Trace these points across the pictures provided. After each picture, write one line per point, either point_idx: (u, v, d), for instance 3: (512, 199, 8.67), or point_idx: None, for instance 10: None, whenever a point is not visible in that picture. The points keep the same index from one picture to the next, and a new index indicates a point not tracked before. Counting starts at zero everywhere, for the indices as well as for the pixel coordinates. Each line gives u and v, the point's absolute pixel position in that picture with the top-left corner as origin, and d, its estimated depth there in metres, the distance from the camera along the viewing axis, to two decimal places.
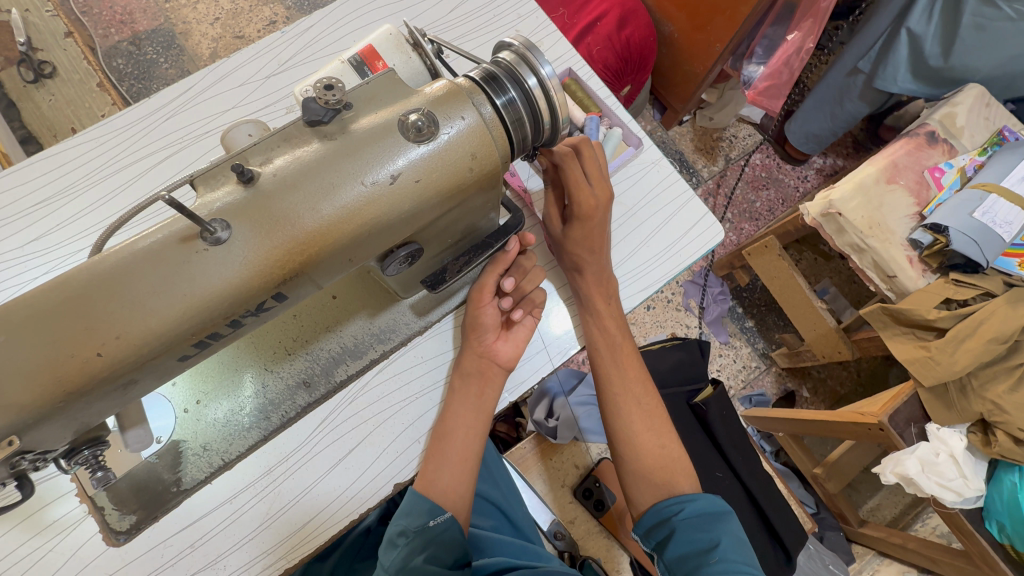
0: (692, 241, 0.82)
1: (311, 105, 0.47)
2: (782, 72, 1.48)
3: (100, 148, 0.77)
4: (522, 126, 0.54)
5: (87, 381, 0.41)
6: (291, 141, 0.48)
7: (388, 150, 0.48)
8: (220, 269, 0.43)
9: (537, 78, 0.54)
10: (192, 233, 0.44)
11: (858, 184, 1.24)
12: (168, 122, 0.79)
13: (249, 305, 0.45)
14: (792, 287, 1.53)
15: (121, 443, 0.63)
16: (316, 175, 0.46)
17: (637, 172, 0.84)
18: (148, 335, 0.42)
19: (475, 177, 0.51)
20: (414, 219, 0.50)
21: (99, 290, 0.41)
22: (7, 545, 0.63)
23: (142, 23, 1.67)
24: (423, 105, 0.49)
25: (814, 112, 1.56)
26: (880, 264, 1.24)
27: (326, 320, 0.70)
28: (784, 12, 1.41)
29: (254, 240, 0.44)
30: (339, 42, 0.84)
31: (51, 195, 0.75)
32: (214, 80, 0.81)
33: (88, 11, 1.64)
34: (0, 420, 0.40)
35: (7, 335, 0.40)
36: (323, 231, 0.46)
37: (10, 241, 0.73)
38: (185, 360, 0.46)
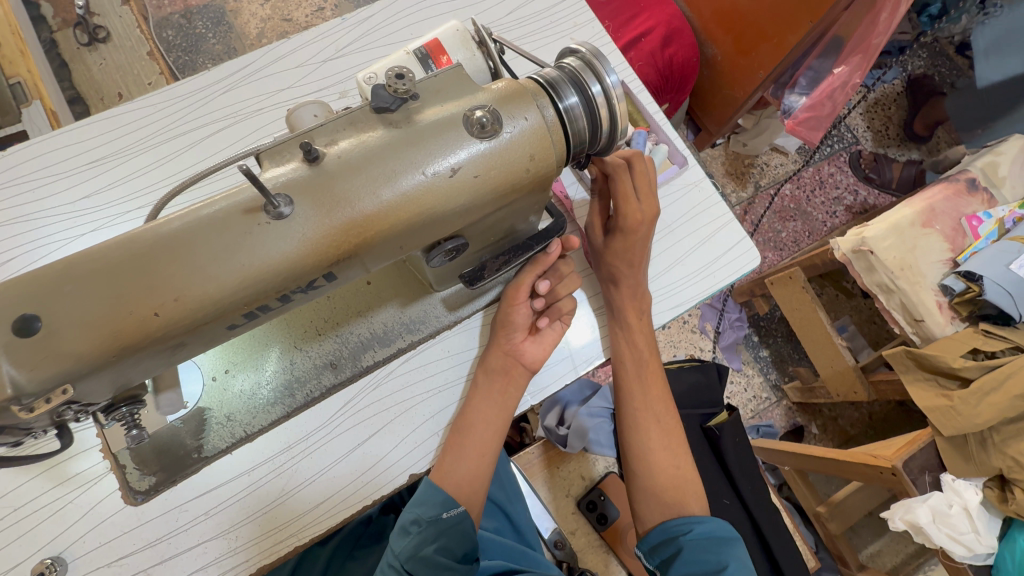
0: (727, 264, 0.82)
1: (380, 93, 0.48)
2: (825, 105, 1.50)
3: (156, 114, 0.79)
4: (582, 132, 0.54)
5: (142, 339, 0.42)
6: (356, 126, 0.48)
7: (450, 142, 0.48)
8: (280, 243, 0.44)
9: (602, 86, 0.54)
10: (256, 205, 0.44)
11: (893, 224, 1.25)
12: (224, 95, 0.81)
13: (301, 281, 0.46)
14: (812, 320, 1.52)
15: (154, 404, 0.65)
16: (379, 161, 0.47)
17: (678, 191, 0.84)
18: (207, 301, 0.43)
19: (531, 177, 0.52)
20: (467, 213, 0.51)
21: (161, 253, 0.42)
22: (30, 492, 0.64)
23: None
24: (488, 102, 0.50)
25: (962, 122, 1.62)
26: (908, 307, 1.24)
27: (358, 305, 0.72)
28: (832, 45, 1.42)
29: (314, 218, 0.45)
30: (397, 33, 0.86)
31: (106, 154, 0.77)
32: (272, 59, 0.83)
33: None
34: (56, 366, 0.40)
35: (71, 286, 0.41)
36: (380, 216, 0.47)
37: (63, 196, 0.74)
38: (232, 329, 0.47)
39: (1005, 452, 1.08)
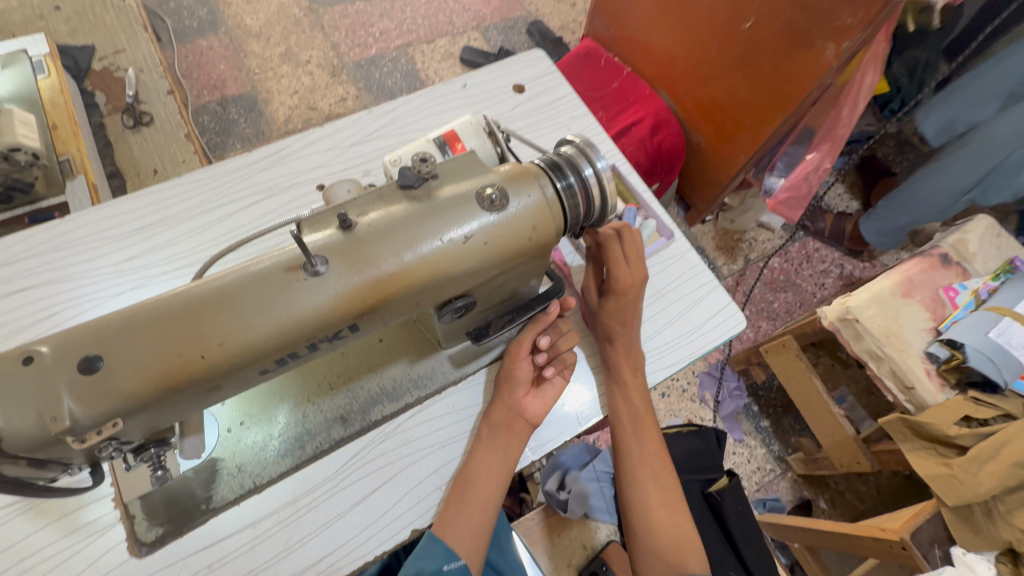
0: (714, 327, 0.87)
1: (406, 173, 0.57)
2: (802, 185, 1.64)
3: (201, 189, 0.89)
4: (577, 208, 0.62)
5: (187, 379, 0.47)
6: (384, 200, 0.57)
7: (464, 214, 0.56)
8: (315, 297, 0.50)
9: (594, 169, 0.63)
10: (296, 264, 0.51)
11: (875, 294, 1.33)
12: (261, 174, 0.91)
13: (328, 331, 0.52)
14: (809, 388, 1.58)
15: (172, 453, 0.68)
16: (403, 228, 0.54)
17: (666, 261, 0.92)
18: (247, 347, 0.48)
19: (533, 245, 0.60)
20: (476, 274, 0.58)
21: (210, 303, 0.48)
22: (40, 541, 0.66)
23: (230, 91, 2.34)
24: (497, 181, 0.59)
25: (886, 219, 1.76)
26: (898, 374, 1.29)
27: (370, 361, 0.78)
28: (804, 134, 1.58)
29: (344, 276, 0.52)
30: (417, 123, 0.98)
31: (152, 223, 0.85)
32: (306, 143, 0.94)
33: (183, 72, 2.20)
34: (108, 402, 0.44)
35: (129, 330, 0.46)
36: (401, 275, 0.54)
37: (108, 259, 0.82)
38: (264, 374, 0.52)
39: (1012, 524, 1.06)
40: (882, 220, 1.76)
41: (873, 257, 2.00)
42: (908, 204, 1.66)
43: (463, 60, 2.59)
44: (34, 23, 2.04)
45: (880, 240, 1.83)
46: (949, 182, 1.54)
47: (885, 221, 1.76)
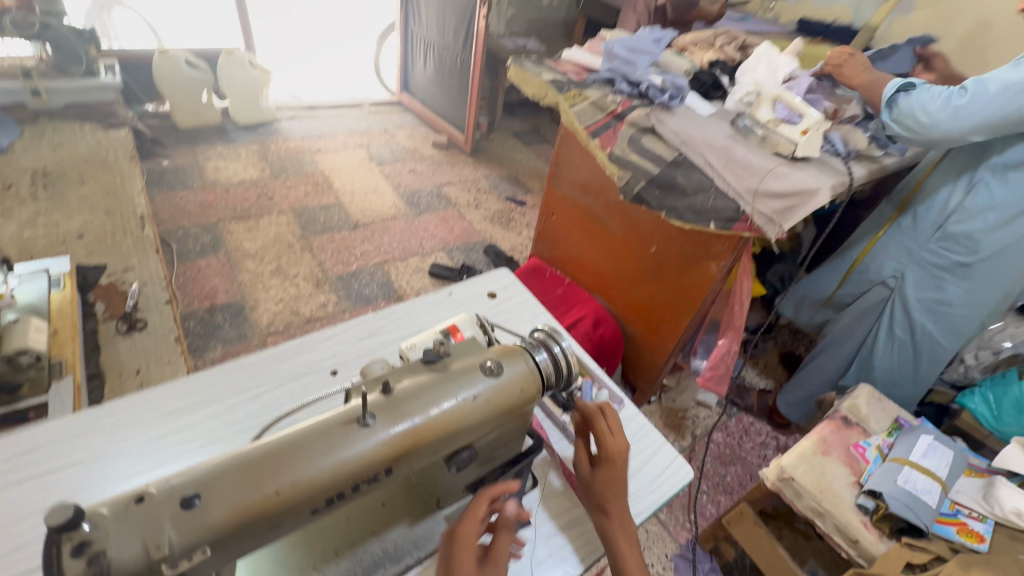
0: (669, 476, 1.04)
1: (429, 352, 0.79)
2: (721, 364, 1.98)
3: (230, 375, 1.05)
4: (552, 374, 0.85)
5: (262, 513, 0.58)
6: (413, 372, 0.77)
7: (472, 379, 0.78)
8: (365, 442, 0.66)
9: (561, 347, 0.88)
10: (352, 418, 0.68)
11: (800, 454, 1.55)
12: (285, 362, 1.10)
13: (372, 473, 0.66)
14: (776, 559, 1.63)
15: None
16: (429, 390, 0.74)
17: (621, 422, 1.12)
18: (312, 484, 0.61)
19: (522, 402, 0.80)
20: (481, 425, 0.76)
21: (286, 449, 0.62)
22: None
23: (221, 300, 2.63)
24: (494, 356, 0.82)
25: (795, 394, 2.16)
26: (842, 528, 1.42)
27: (373, 524, 0.86)
28: (712, 324, 2.01)
29: (388, 426, 0.68)
30: (416, 320, 1.25)
31: (182, 406, 0.98)
32: (325, 337, 1.16)
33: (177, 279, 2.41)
34: (199, 534, 0.54)
35: (223, 472, 0.58)
36: (428, 425, 0.71)
37: (137, 439, 0.91)
38: (314, 513, 0.63)
39: None
40: (789, 394, 2.18)
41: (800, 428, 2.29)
42: (808, 377, 2.10)
43: (431, 273, 3.08)
44: (55, 247, 2.38)
45: (794, 413, 2.20)
46: (829, 359, 2.03)
47: (794, 395, 2.17)
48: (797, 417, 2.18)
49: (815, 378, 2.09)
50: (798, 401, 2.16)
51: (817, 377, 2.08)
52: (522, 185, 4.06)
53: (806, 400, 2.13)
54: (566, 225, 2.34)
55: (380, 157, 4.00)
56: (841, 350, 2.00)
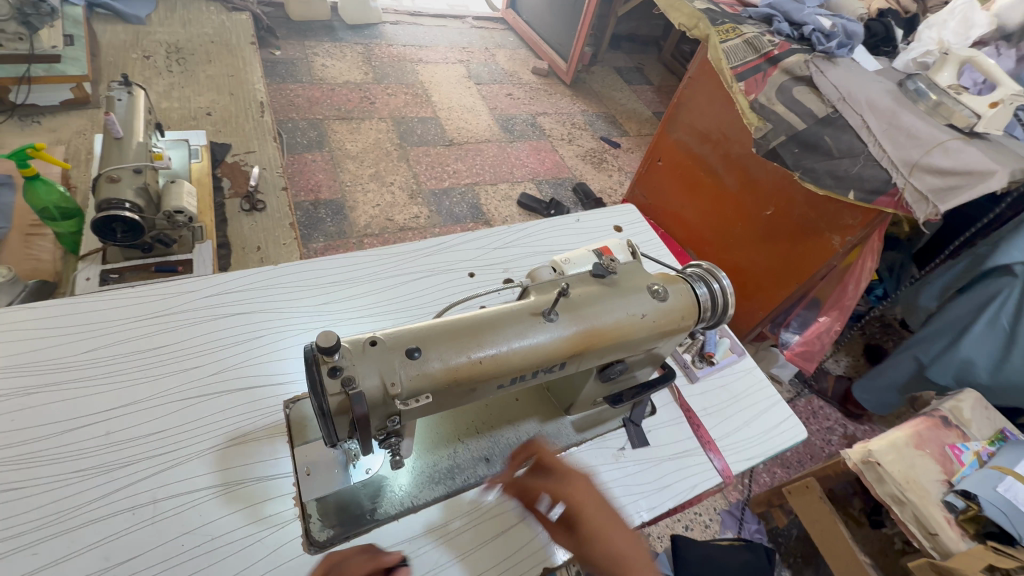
0: (782, 431, 1.05)
1: (600, 266, 0.81)
2: (815, 342, 1.93)
3: (380, 261, 1.12)
4: (709, 309, 0.86)
5: (467, 375, 0.65)
6: (584, 281, 0.80)
7: (640, 299, 0.80)
8: (550, 335, 0.71)
9: (721, 284, 0.87)
10: (537, 311, 0.72)
11: (891, 442, 1.52)
12: (426, 258, 1.16)
13: (550, 363, 0.72)
14: (834, 534, 1.66)
15: (342, 463, 0.82)
16: (602, 301, 0.77)
17: (737, 373, 1.13)
18: (505, 362, 0.67)
19: (680, 329, 0.82)
20: (642, 342, 0.80)
21: (486, 327, 0.68)
22: (228, 525, 0.74)
23: (325, 196, 2.78)
24: (659, 281, 0.84)
25: (874, 382, 2.04)
26: (921, 519, 1.41)
27: (509, 414, 0.94)
28: (813, 302, 1.92)
29: (568, 325, 0.73)
30: (544, 240, 1.27)
31: (341, 280, 1.07)
32: (461, 241, 1.21)
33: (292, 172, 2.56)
34: (421, 383, 0.62)
35: (437, 335, 0.65)
36: (600, 332, 0.75)
37: (305, 301, 1.02)
38: (500, 388, 0.70)
39: None
40: (865, 380, 2.07)
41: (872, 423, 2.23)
42: (888, 364, 1.97)
43: (519, 202, 3.08)
44: (187, 122, 2.52)
45: (869, 401, 2.07)
46: (912, 349, 1.88)
47: (873, 381, 2.04)
48: (872, 404, 2.05)
49: (896, 364, 1.95)
50: (876, 388, 2.03)
51: (898, 364, 1.94)
52: (618, 126, 3.88)
53: (885, 388, 2.00)
54: (672, 174, 2.24)
55: (479, 76, 3.90)
56: (931, 339, 1.83)
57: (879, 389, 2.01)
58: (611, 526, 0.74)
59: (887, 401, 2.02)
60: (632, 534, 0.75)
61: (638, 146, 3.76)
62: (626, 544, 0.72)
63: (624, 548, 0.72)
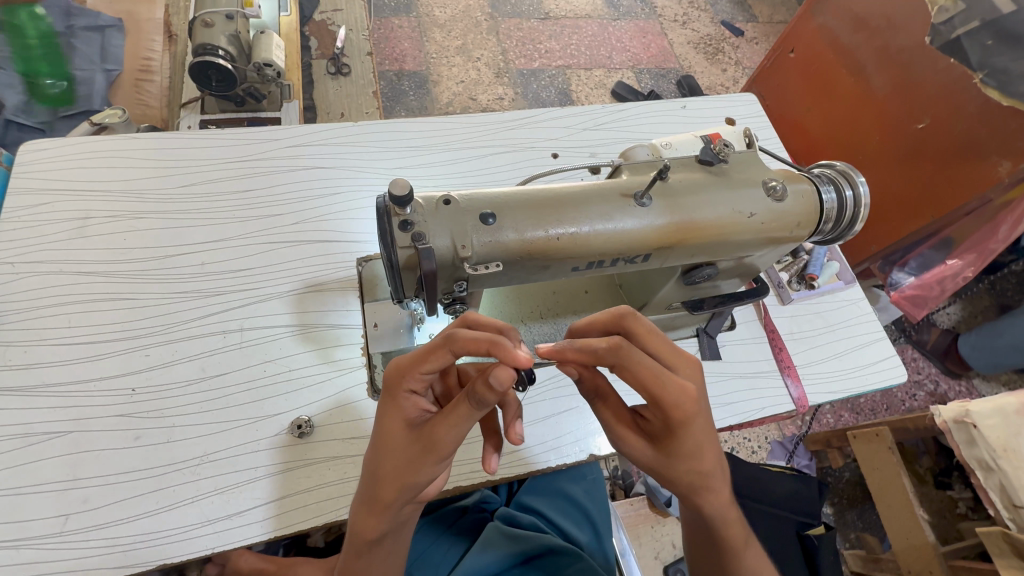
0: (878, 371, 0.94)
1: (708, 150, 0.69)
2: (933, 287, 1.66)
3: (462, 129, 1.05)
4: (833, 219, 0.72)
5: (540, 251, 0.60)
6: (687, 167, 0.69)
7: (750, 195, 0.68)
8: (640, 221, 0.63)
9: (855, 191, 0.73)
10: (628, 193, 0.64)
11: (999, 406, 1.34)
12: (509, 131, 1.07)
13: (634, 253, 0.64)
14: (895, 485, 1.58)
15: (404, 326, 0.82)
16: (705, 191, 0.67)
17: (841, 302, 0.99)
18: (585, 244, 0.61)
19: (791, 237, 0.71)
20: (744, 245, 0.69)
21: (568, 203, 0.61)
22: (302, 362, 0.80)
23: (410, 66, 2.67)
24: (778, 178, 0.70)
25: (986, 340, 1.79)
26: (1007, 489, 1.29)
27: (576, 305, 0.90)
28: (943, 242, 1.64)
29: (661, 213, 0.64)
30: (641, 126, 1.12)
31: (420, 145, 1.02)
32: (547, 118, 1.10)
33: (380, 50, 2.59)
34: (491, 251, 0.58)
35: (515, 204, 0.59)
36: (697, 227, 0.65)
37: (383, 163, 0.99)
38: (574, 271, 0.64)
39: None
40: (977, 338, 1.83)
41: (972, 384, 1.99)
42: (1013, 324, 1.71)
43: (613, 92, 2.77)
44: None
45: (975, 359, 1.85)
46: None
47: (986, 340, 1.79)
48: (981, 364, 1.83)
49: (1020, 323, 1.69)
50: (987, 347, 1.80)
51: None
52: (746, 8, 3.26)
53: (1002, 350, 1.76)
54: (802, 70, 1.82)
55: None
56: None
57: (990, 349, 1.78)
58: (655, 380, 0.56)
59: (998, 362, 1.80)
60: (682, 389, 0.55)
61: (765, 35, 3.17)
62: (672, 390, 0.56)
63: (672, 385, 0.56)
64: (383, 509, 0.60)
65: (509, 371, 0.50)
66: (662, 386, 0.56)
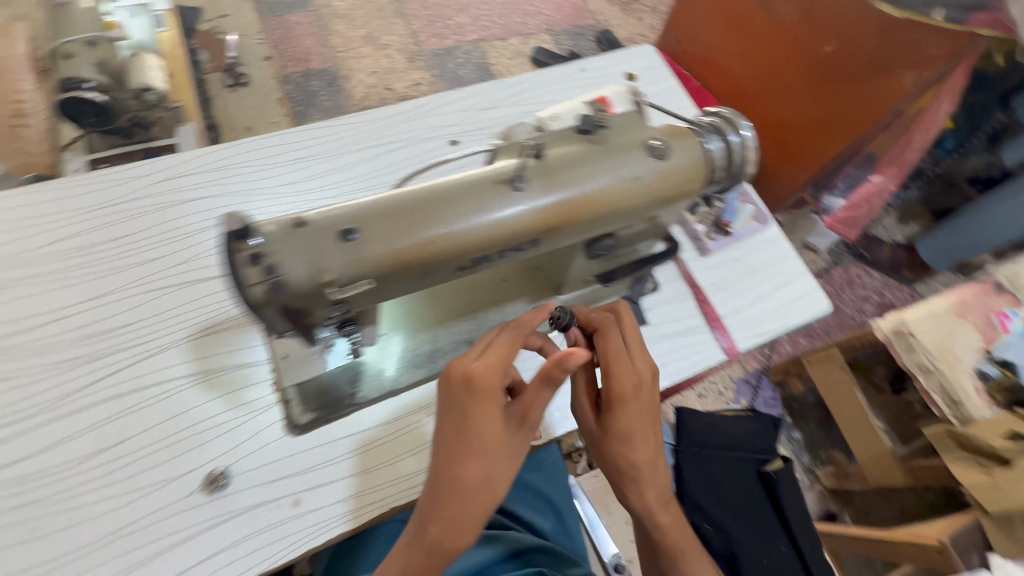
0: (803, 305, 0.95)
1: (585, 119, 0.66)
2: (862, 206, 1.75)
3: (351, 131, 0.99)
4: (722, 168, 0.71)
5: (414, 258, 0.56)
6: (566, 139, 0.65)
7: (632, 159, 0.65)
8: (518, 208, 0.59)
9: (740, 137, 0.71)
10: (501, 180, 0.60)
11: (931, 311, 1.40)
12: (402, 125, 1.01)
13: (519, 240, 0.61)
14: (850, 401, 1.65)
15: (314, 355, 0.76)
16: (586, 163, 0.63)
17: (760, 243, 0.99)
18: (461, 241, 0.57)
19: (683, 194, 0.69)
20: (635, 212, 0.67)
21: (436, 202, 0.57)
22: (210, 411, 0.75)
23: (315, 64, 2.41)
24: (661, 135, 0.68)
25: (948, 239, 1.92)
26: (947, 388, 1.35)
27: (496, 296, 0.87)
28: (867, 160, 1.70)
29: (541, 194, 0.61)
30: (540, 97, 1.08)
31: (308, 156, 0.96)
32: (440, 104, 1.04)
33: (281, 45, 2.38)
34: (357, 269, 0.53)
35: (378, 214, 0.55)
36: (581, 202, 0.62)
37: (270, 181, 0.92)
38: (460, 271, 0.61)
39: None
40: (937, 240, 1.95)
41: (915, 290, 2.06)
42: (969, 223, 1.83)
43: (533, 60, 2.70)
44: None
45: (939, 258, 2.00)
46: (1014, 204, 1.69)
47: (946, 241, 1.93)
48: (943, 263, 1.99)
49: (977, 222, 1.80)
50: (948, 246, 1.93)
51: (980, 221, 1.80)
52: None
53: (961, 246, 1.90)
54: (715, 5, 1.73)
55: None
56: None
57: (953, 249, 1.91)
58: (615, 355, 0.69)
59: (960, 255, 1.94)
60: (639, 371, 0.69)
61: None
62: (628, 365, 0.68)
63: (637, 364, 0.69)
64: (492, 497, 0.61)
65: (582, 352, 0.61)
66: (640, 357, 0.70)
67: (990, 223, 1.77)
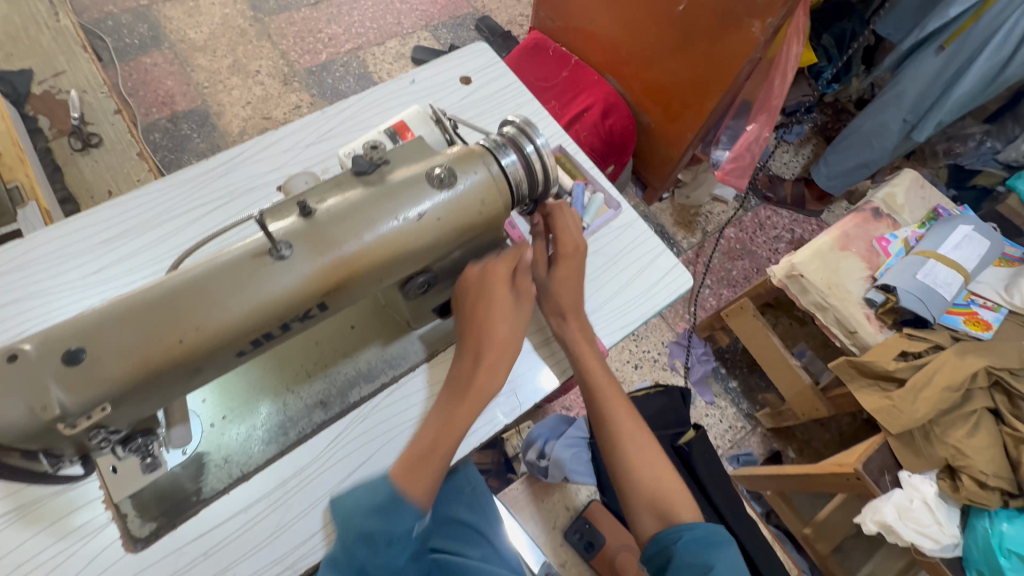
0: (665, 285, 0.94)
1: (360, 160, 0.61)
2: (746, 155, 1.73)
3: (164, 197, 0.90)
4: (523, 181, 0.67)
5: (166, 361, 0.51)
6: (341, 187, 0.60)
7: (415, 196, 0.61)
8: (283, 279, 0.55)
9: (535, 146, 0.68)
10: (262, 251, 0.55)
11: (816, 250, 1.43)
12: (221, 178, 0.93)
13: (299, 310, 0.57)
14: (769, 347, 1.68)
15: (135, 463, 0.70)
16: (360, 211, 0.59)
17: (616, 230, 0.98)
18: (222, 332, 0.53)
19: (484, 217, 0.65)
20: (435, 247, 0.63)
21: (183, 295, 0.52)
22: (33, 549, 0.67)
23: (181, 106, 2.32)
24: (446, 162, 0.64)
25: (840, 162, 1.86)
26: (843, 321, 1.40)
27: (344, 346, 0.82)
28: (742, 107, 1.67)
29: (309, 258, 0.56)
30: (371, 118, 1.02)
31: (115, 235, 0.86)
32: (261, 147, 0.97)
33: (136, 96, 2.29)
34: (98, 390, 0.49)
35: (114, 323, 0.50)
36: (360, 255, 0.58)
37: (74, 273, 0.83)
38: (241, 355, 0.57)
39: (945, 443, 1.22)
40: (829, 166, 1.90)
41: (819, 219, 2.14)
42: (854, 141, 1.79)
43: (414, 59, 2.60)
44: None
45: (834, 187, 1.95)
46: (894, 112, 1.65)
47: (836, 164, 1.88)
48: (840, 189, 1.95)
49: (863, 136, 1.76)
50: (843, 171, 1.88)
51: (865, 137, 1.76)
52: None
53: (851, 170, 1.86)
54: None
55: None
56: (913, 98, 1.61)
57: (844, 173, 1.87)
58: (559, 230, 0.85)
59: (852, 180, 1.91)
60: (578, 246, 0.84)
61: None
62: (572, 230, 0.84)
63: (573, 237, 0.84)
64: (510, 357, 0.75)
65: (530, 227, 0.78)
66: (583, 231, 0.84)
67: (875, 138, 1.74)
